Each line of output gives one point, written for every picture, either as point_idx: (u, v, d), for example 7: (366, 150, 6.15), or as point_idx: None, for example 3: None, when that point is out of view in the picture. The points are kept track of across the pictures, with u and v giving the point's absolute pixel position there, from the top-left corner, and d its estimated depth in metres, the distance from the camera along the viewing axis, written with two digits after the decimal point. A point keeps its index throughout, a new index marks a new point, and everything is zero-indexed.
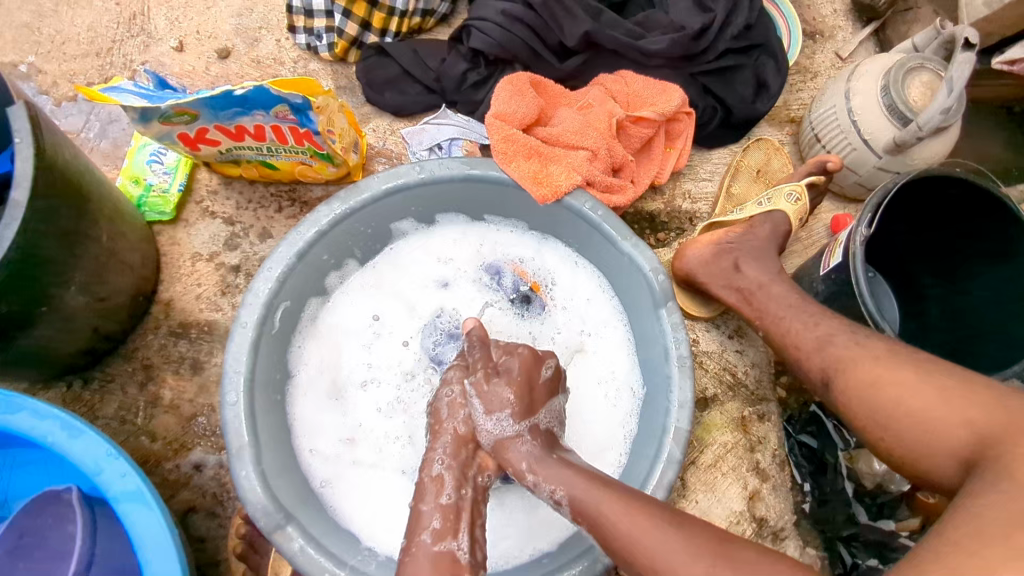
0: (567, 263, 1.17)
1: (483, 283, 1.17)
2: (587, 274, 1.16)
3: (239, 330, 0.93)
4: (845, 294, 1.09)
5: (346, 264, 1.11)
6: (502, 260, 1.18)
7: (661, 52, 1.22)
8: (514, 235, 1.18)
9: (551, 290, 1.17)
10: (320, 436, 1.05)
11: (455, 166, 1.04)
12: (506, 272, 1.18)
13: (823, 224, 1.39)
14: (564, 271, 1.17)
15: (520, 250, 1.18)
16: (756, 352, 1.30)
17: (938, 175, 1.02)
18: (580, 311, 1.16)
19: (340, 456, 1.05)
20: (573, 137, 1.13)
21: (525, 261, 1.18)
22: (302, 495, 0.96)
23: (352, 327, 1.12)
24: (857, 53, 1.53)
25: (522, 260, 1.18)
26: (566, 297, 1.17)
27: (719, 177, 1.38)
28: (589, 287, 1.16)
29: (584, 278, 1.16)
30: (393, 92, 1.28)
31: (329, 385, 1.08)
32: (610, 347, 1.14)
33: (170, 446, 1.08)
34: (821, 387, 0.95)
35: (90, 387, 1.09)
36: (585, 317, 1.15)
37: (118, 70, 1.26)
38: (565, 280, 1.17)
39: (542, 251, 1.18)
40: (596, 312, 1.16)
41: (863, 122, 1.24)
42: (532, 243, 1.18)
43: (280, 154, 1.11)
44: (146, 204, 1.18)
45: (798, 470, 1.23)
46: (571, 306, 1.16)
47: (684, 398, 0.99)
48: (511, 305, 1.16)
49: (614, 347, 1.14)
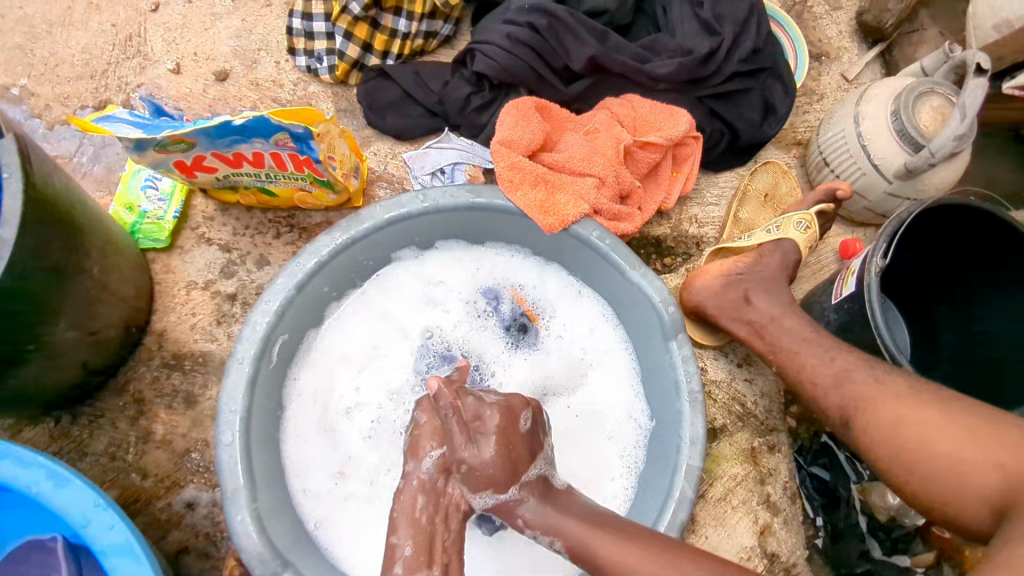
0: (570, 289, 1.13)
1: (479, 306, 1.12)
2: (590, 303, 1.12)
3: (235, 365, 0.90)
4: (859, 324, 1.06)
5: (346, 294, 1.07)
6: (499, 282, 1.13)
7: (668, 76, 1.20)
8: (514, 260, 1.14)
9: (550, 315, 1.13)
10: (313, 472, 0.99)
11: (460, 194, 1.02)
12: (503, 296, 1.13)
13: (832, 249, 1.36)
14: (567, 298, 1.13)
15: (521, 276, 1.13)
16: (765, 382, 1.26)
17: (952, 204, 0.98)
18: (584, 339, 1.11)
19: (333, 492, 0.99)
20: (580, 163, 1.10)
21: (524, 284, 1.13)
22: (296, 540, 0.91)
23: (345, 353, 1.05)
24: (864, 75, 1.51)
25: (522, 285, 1.13)
26: (569, 325, 1.12)
27: (726, 201, 1.35)
28: (593, 315, 1.12)
29: (588, 305, 1.12)
30: (395, 116, 1.25)
31: (320, 417, 1.02)
32: (616, 378, 1.10)
33: (161, 483, 1.04)
34: (839, 424, 0.92)
35: (79, 422, 1.05)
36: (589, 345, 1.11)
37: (113, 93, 1.23)
38: (567, 307, 1.13)
39: (543, 275, 1.13)
40: (601, 341, 1.11)
41: (874, 147, 1.21)
42: (534, 269, 1.14)
43: (279, 180, 1.08)
44: (140, 230, 1.14)
45: (809, 504, 1.18)
46: (572, 331, 1.11)
47: (696, 435, 0.96)
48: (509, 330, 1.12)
49: (619, 378, 1.10)
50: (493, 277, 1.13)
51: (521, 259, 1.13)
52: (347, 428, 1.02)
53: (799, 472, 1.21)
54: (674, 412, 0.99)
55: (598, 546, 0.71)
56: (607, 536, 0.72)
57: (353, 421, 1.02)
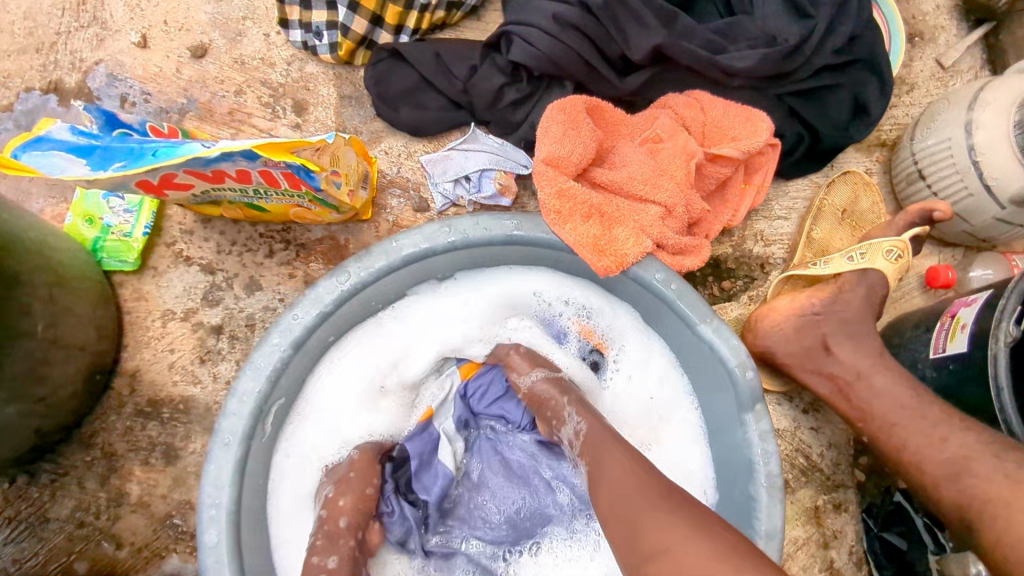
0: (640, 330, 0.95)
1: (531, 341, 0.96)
2: (658, 347, 0.94)
3: (220, 447, 0.73)
4: (969, 387, 0.90)
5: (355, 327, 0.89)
6: (552, 317, 0.97)
7: (747, 70, 0.98)
8: (559, 290, 0.95)
9: (616, 358, 0.96)
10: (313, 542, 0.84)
11: (494, 226, 0.82)
12: (570, 333, 0.97)
13: (917, 275, 1.17)
14: (624, 339, 0.95)
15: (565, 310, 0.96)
16: (834, 432, 1.11)
17: None
18: (651, 390, 0.94)
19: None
20: (643, 186, 0.93)
21: (594, 319, 0.96)
22: None
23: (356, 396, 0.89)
24: (962, 60, 1.26)
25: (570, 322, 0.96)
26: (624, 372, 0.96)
27: (798, 215, 1.15)
28: (652, 363, 0.94)
29: (649, 351, 0.94)
30: (411, 107, 1.03)
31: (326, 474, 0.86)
32: (677, 438, 0.93)
33: (140, 554, 0.90)
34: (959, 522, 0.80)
35: (39, 481, 0.90)
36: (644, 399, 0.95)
37: (64, 71, 1.01)
38: (621, 349, 0.96)
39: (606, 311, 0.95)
40: (664, 397, 0.94)
41: (988, 164, 1.01)
42: (583, 304, 0.95)
43: (270, 197, 0.86)
44: (103, 248, 0.95)
45: (880, 572, 1.04)
46: (633, 378, 0.95)
47: (774, 529, 0.79)
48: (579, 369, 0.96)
49: (685, 440, 0.93)
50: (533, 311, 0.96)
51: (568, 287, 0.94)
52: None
53: (868, 535, 1.07)
54: (745, 496, 0.82)
55: (607, 459, 0.69)
56: (620, 451, 0.70)
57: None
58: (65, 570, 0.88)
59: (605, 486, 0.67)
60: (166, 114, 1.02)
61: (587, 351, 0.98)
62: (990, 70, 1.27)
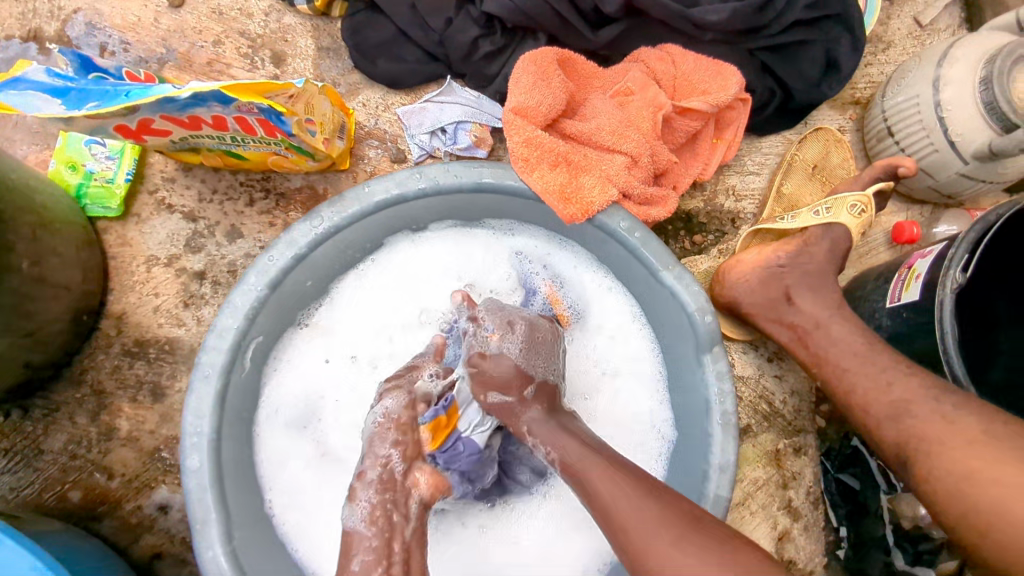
0: (603, 289, 0.98)
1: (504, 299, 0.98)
2: (622, 303, 0.98)
3: (200, 379, 0.77)
4: (920, 335, 0.94)
5: (342, 278, 0.94)
6: (526, 275, 0.98)
7: (719, 24, 0.99)
8: (532, 244, 0.99)
9: (583, 317, 0.98)
10: (289, 471, 0.89)
11: (464, 173, 0.85)
12: (539, 294, 0.96)
13: (883, 230, 1.20)
14: (594, 293, 0.98)
15: (538, 265, 0.99)
16: (797, 380, 1.15)
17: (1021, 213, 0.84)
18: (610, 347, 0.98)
19: (310, 494, 0.89)
20: (610, 138, 0.95)
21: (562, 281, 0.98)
22: (266, 556, 0.82)
23: (338, 339, 0.94)
24: (939, 19, 1.27)
25: (543, 279, 0.98)
26: (594, 328, 0.98)
27: (769, 171, 1.17)
28: (620, 315, 0.98)
29: (618, 305, 0.98)
30: (388, 59, 1.05)
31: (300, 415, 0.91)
32: (639, 386, 0.97)
33: (130, 485, 0.95)
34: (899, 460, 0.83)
35: (32, 416, 0.95)
36: (610, 351, 0.98)
37: (43, 20, 1.02)
38: (590, 303, 0.99)
39: (577, 269, 0.99)
40: (626, 350, 0.98)
41: (953, 120, 1.03)
42: (555, 257, 0.99)
43: (247, 145, 0.89)
44: (87, 195, 0.98)
45: (834, 511, 1.12)
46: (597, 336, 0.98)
47: (726, 462, 0.83)
48: None
49: (643, 390, 0.96)
50: (508, 266, 0.99)
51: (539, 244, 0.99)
52: (328, 419, 0.92)
53: (825, 476, 1.13)
54: (701, 433, 0.87)
55: (596, 485, 0.66)
56: (607, 475, 0.66)
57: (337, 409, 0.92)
58: (60, 498, 0.93)
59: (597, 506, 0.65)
60: (146, 64, 1.03)
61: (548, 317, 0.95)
62: (967, 29, 1.27)
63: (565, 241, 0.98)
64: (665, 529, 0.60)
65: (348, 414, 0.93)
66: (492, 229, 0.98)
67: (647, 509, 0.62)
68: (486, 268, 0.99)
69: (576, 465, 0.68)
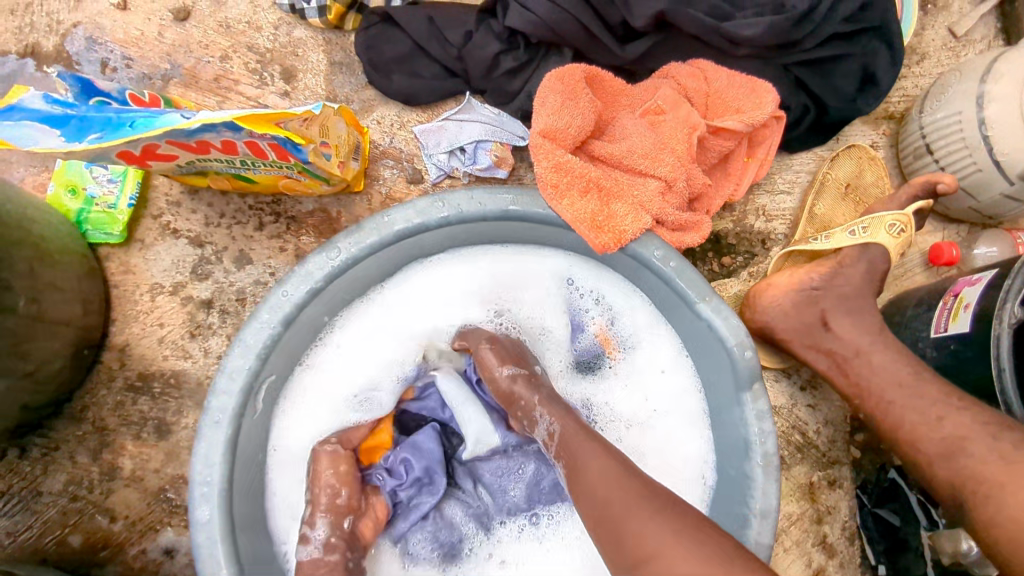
0: (651, 323, 0.93)
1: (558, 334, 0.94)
2: (669, 339, 0.93)
3: (209, 425, 0.72)
4: (971, 367, 0.89)
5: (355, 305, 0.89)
6: (575, 309, 0.95)
7: (753, 38, 0.94)
8: (581, 273, 0.94)
9: (632, 352, 0.94)
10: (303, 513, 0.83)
11: (489, 200, 0.79)
12: (586, 330, 0.94)
13: (920, 251, 1.15)
14: (643, 328, 0.93)
15: (589, 300, 0.94)
16: (831, 409, 1.10)
17: None
18: (654, 384, 0.93)
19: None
20: (641, 161, 0.90)
21: (609, 317, 0.94)
22: None
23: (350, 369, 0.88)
24: (975, 29, 1.22)
25: (594, 317, 0.94)
26: (640, 365, 0.93)
27: (800, 190, 1.12)
28: (663, 349, 0.93)
29: (661, 338, 0.93)
30: (404, 74, 1.00)
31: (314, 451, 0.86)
32: (679, 425, 0.92)
33: (134, 528, 0.90)
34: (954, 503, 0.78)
35: (30, 456, 0.89)
36: (655, 388, 0.93)
37: (41, 34, 0.97)
38: (639, 337, 0.94)
39: (621, 302, 0.94)
40: (670, 388, 0.93)
41: (999, 139, 0.98)
42: (603, 289, 0.94)
43: (258, 168, 0.83)
44: (88, 220, 0.93)
45: (871, 547, 1.07)
46: (645, 374, 0.93)
47: (768, 508, 0.78)
48: (579, 371, 0.94)
49: (686, 428, 0.91)
50: (557, 295, 0.94)
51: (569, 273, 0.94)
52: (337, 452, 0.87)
53: (862, 511, 1.08)
54: (741, 475, 0.82)
55: (587, 458, 0.67)
56: (596, 449, 0.68)
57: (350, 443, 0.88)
58: (59, 543, 0.88)
59: (585, 480, 0.66)
60: (149, 81, 0.98)
61: (595, 352, 0.94)
62: (1003, 40, 1.22)
63: (606, 269, 0.93)
64: (647, 506, 0.60)
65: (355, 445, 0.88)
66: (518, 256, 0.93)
67: (632, 484, 0.63)
68: (527, 298, 0.94)
69: (573, 440, 0.70)
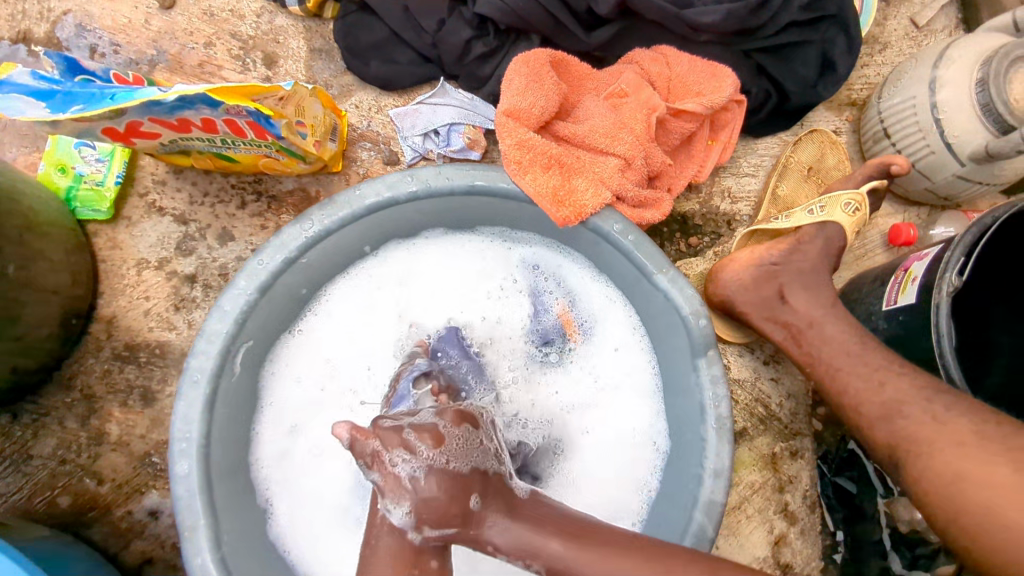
0: (609, 303, 0.98)
1: (520, 315, 0.98)
2: (625, 317, 0.97)
3: (188, 384, 0.76)
4: (916, 337, 0.93)
5: (335, 281, 0.93)
6: (537, 290, 0.99)
7: (713, 25, 0.99)
8: (543, 258, 0.99)
9: (591, 332, 0.98)
10: (277, 473, 0.88)
11: (456, 175, 0.84)
12: (549, 312, 0.98)
13: (880, 231, 1.19)
14: (600, 309, 0.98)
15: (552, 283, 0.99)
16: (793, 383, 1.15)
17: (1012, 217, 0.84)
18: (612, 362, 0.97)
19: (293, 497, 0.88)
20: (603, 140, 0.95)
21: (570, 299, 0.99)
22: (259, 556, 0.81)
23: (332, 342, 0.93)
24: (936, 20, 1.26)
25: (556, 299, 0.99)
26: (598, 342, 0.97)
27: (764, 172, 1.17)
28: (620, 328, 0.97)
29: (620, 318, 0.97)
30: (380, 60, 1.04)
31: (293, 415, 0.90)
32: (634, 401, 0.95)
33: (121, 490, 0.94)
34: (893, 462, 0.82)
35: (21, 422, 0.94)
36: (611, 366, 0.97)
37: (33, 21, 1.01)
38: (597, 318, 0.98)
39: (582, 283, 0.98)
40: (625, 365, 0.96)
41: (950, 122, 1.02)
42: (567, 271, 0.99)
43: (238, 147, 0.88)
44: (77, 197, 0.98)
45: (831, 515, 1.11)
46: (602, 353, 0.97)
47: (721, 467, 0.82)
48: (539, 351, 0.98)
49: (641, 401, 0.95)
50: (521, 278, 0.99)
51: (534, 253, 0.99)
52: (310, 422, 0.91)
53: (822, 481, 1.12)
54: (696, 438, 0.86)
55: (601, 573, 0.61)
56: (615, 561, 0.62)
57: (325, 418, 0.92)
58: (49, 504, 0.93)
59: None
60: (136, 66, 1.03)
61: (555, 333, 0.98)
62: (963, 30, 1.27)
63: (567, 250, 0.98)
64: None
65: (326, 419, 0.92)
66: (488, 235, 0.98)
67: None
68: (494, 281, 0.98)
69: (563, 560, 0.63)
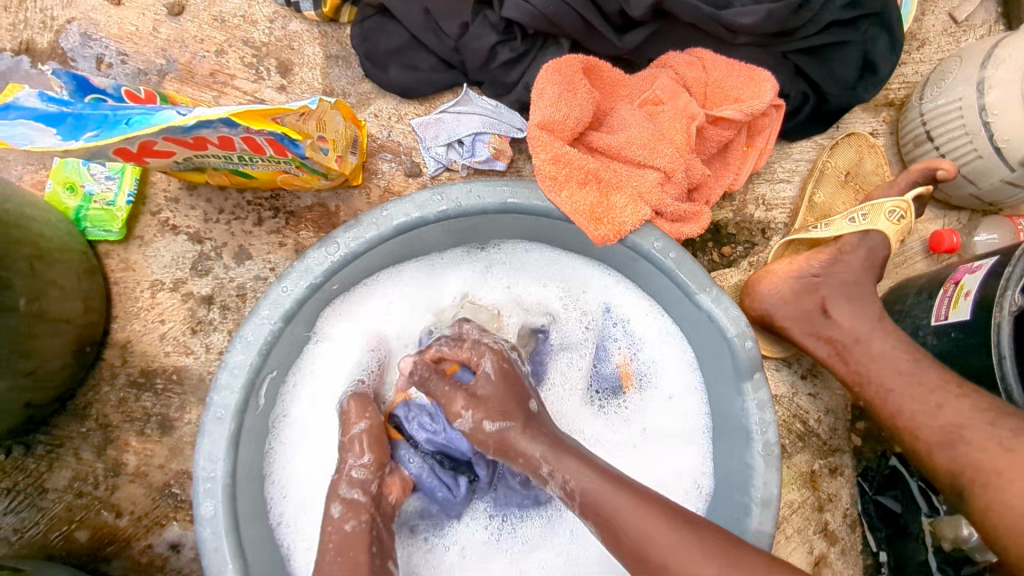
0: (665, 342, 0.93)
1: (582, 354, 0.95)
2: (681, 359, 0.92)
3: (213, 421, 0.72)
4: (971, 356, 0.88)
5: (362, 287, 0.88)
6: (607, 329, 0.95)
7: (752, 27, 0.93)
8: (613, 299, 0.94)
9: (651, 382, 0.93)
10: (291, 496, 0.82)
11: (489, 192, 0.79)
12: (610, 355, 0.95)
13: (920, 238, 1.15)
14: (662, 354, 0.93)
15: (620, 329, 0.95)
16: (832, 397, 1.11)
17: None
18: (668, 412, 0.92)
19: (311, 520, 0.82)
20: (640, 152, 0.91)
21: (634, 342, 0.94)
22: None
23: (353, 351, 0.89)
24: (975, 13, 1.20)
25: (620, 346, 0.95)
26: (656, 388, 0.93)
27: (800, 178, 1.12)
28: (678, 374, 0.92)
29: (678, 362, 0.92)
30: (401, 67, 0.99)
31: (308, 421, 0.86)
32: (684, 443, 0.90)
33: (141, 523, 0.90)
34: (959, 489, 0.78)
35: (35, 453, 0.90)
36: (666, 413, 0.92)
37: (35, 31, 0.96)
38: (657, 366, 0.93)
39: (646, 323, 0.93)
40: (674, 412, 0.92)
41: (999, 126, 0.97)
42: (635, 314, 0.94)
43: (256, 164, 0.83)
44: (87, 217, 0.93)
45: (872, 535, 1.06)
46: (656, 400, 0.93)
47: (770, 496, 0.77)
48: (593, 394, 0.94)
49: (681, 441, 0.90)
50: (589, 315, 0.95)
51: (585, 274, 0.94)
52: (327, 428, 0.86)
53: (863, 499, 1.07)
54: (742, 464, 0.81)
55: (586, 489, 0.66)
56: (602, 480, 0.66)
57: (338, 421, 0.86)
58: (66, 539, 0.89)
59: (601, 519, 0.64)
60: (145, 76, 0.98)
61: (613, 377, 0.94)
62: (1004, 24, 1.21)
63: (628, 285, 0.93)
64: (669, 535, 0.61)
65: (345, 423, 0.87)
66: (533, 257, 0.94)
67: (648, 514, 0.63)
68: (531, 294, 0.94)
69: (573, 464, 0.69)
